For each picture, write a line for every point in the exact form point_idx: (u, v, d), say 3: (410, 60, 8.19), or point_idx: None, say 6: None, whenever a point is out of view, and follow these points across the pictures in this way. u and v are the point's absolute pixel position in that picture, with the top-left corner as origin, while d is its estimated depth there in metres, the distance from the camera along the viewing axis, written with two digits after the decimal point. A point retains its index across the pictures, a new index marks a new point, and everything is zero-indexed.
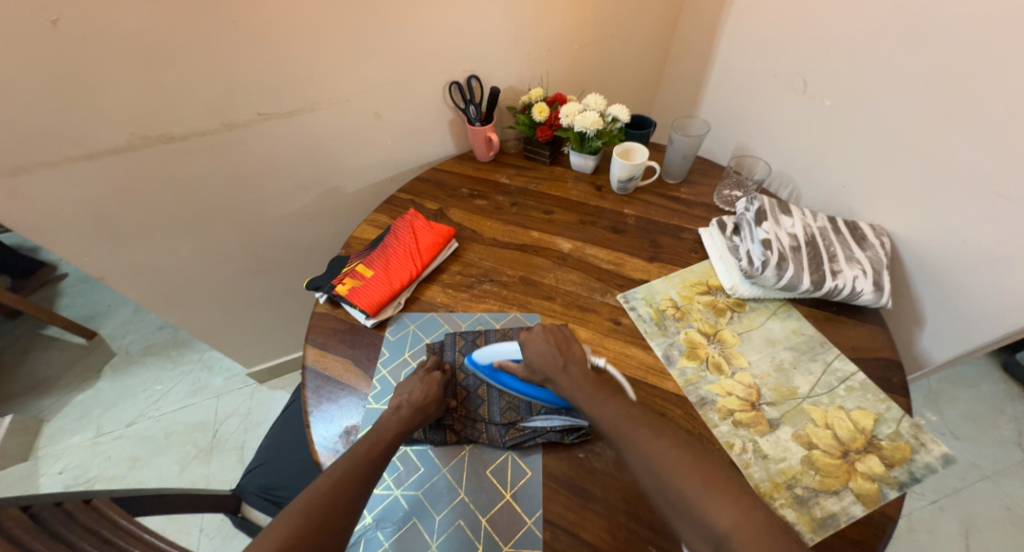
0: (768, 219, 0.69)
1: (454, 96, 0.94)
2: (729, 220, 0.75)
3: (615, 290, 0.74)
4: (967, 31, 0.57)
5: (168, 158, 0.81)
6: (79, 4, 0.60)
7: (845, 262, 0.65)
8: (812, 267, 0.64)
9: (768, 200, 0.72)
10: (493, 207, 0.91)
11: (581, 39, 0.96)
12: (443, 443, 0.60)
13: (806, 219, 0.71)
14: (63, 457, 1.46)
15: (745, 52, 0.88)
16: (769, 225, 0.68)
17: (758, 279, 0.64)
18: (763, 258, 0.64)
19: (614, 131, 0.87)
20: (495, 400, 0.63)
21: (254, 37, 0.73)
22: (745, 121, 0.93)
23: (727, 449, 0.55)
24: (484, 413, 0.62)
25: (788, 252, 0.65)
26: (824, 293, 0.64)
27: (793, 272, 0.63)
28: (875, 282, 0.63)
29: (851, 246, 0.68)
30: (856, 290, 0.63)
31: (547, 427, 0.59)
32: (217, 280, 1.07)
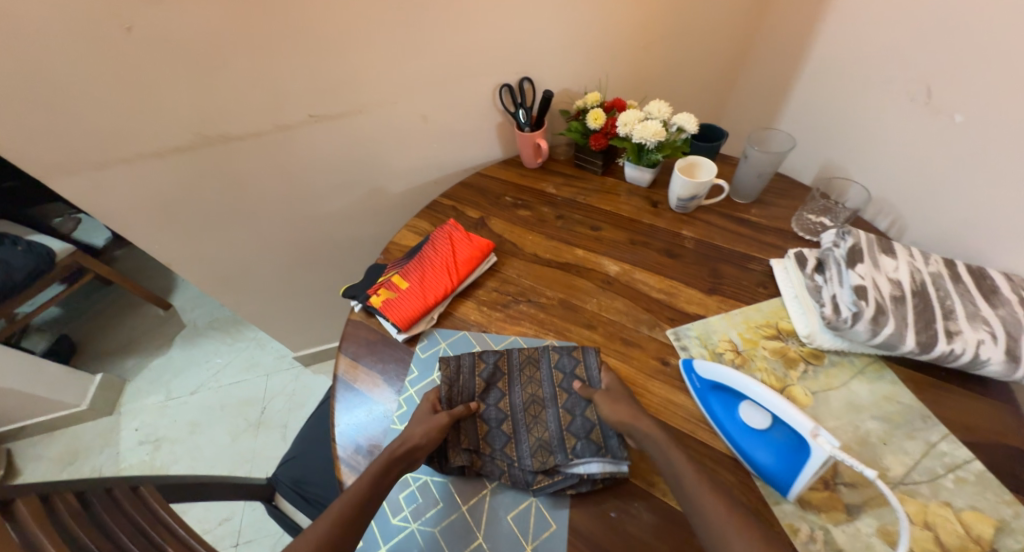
0: (864, 259, 0.57)
1: (505, 99, 0.89)
2: (812, 253, 0.64)
3: (665, 324, 0.66)
4: None
5: (226, 156, 0.82)
6: (147, 9, 0.61)
7: (965, 321, 0.52)
8: (920, 324, 0.52)
9: (866, 236, 0.59)
10: (538, 219, 0.85)
11: (648, 37, 0.87)
12: (462, 474, 0.55)
13: (914, 261, 0.58)
14: (139, 416, 1.59)
15: (848, 52, 0.75)
16: (865, 267, 0.56)
17: (846, 332, 0.53)
18: (854, 308, 0.52)
19: (678, 143, 0.77)
20: (523, 438, 0.56)
21: (310, 39, 0.71)
22: (838, 135, 0.79)
23: (791, 535, 0.46)
24: (510, 452, 0.55)
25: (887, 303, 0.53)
26: (932, 357, 0.51)
27: (893, 328, 0.51)
28: (1009, 351, 0.49)
29: (975, 300, 0.54)
30: (980, 358, 0.50)
31: (583, 474, 0.52)
32: (269, 271, 1.09)
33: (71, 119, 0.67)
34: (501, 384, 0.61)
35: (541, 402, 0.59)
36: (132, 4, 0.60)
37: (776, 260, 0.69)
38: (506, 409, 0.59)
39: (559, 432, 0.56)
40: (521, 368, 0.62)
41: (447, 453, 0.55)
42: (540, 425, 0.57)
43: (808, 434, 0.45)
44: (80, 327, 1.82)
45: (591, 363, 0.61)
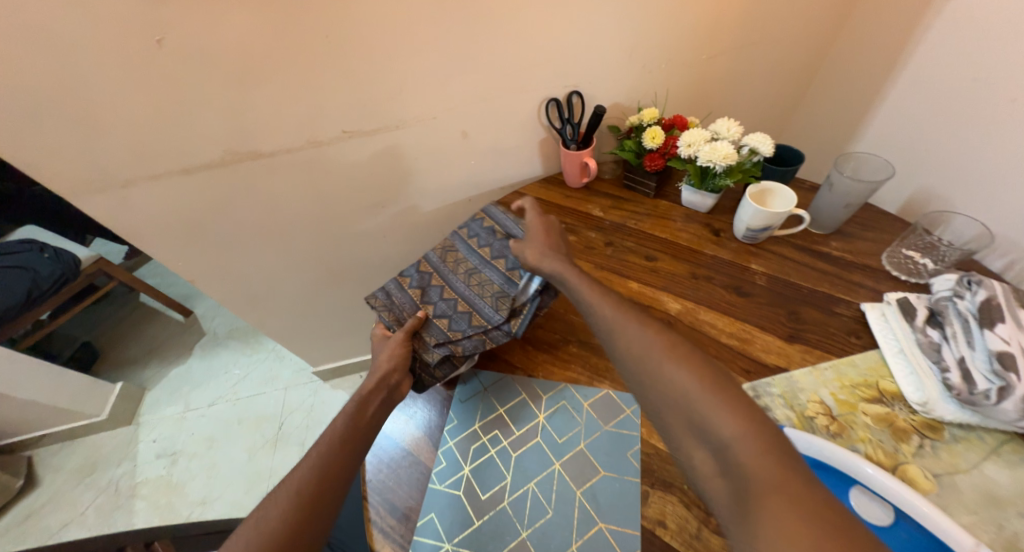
0: (1005, 317, 0.47)
1: (551, 114, 0.82)
2: (919, 303, 0.56)
3: (740, 378, 0.56)
4: None
5: (256, 173, 0.77)
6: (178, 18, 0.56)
7: None
8: None
9: (1002, 287, 0.49)
10: (585, 245, 0.77)
11: (713, 49, 0.79)
12: (451, 365, 0.58)
13: None
14: (156, 428, 1.55)
15: (955, 66, 0.65)
16: (1009, 329, 0.46)
17: (990, 412, 0.46)
18: (1001, 386, 0.45)
19: (748, 166, 0.68)
20: (473, 302, 0.60)
21: (349, 51, 0.66)
22: (938, 161, 0.70)
23: None
24: (477, 321, 0.58)
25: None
26: None
27: None
28: None
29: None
30: None
31: (535, 293, 0.58)
32: (293, 289, 1.03)
33: (97, 136, 0.62)
34: (434, 283, 0.63)
35: (473, 269, 0.64)
36: (166, 13, 0.55)
37: (868, 304, 0.60)
38: (449, 296, 0.62)
39: (504, 277, 0.62)
40: (446, 261, 0.66)
41: (422, 357, 0.58)
42: (483, 284, 0.62)
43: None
44: (103, 333, 1.81)
45: (500, 222, 0.68)
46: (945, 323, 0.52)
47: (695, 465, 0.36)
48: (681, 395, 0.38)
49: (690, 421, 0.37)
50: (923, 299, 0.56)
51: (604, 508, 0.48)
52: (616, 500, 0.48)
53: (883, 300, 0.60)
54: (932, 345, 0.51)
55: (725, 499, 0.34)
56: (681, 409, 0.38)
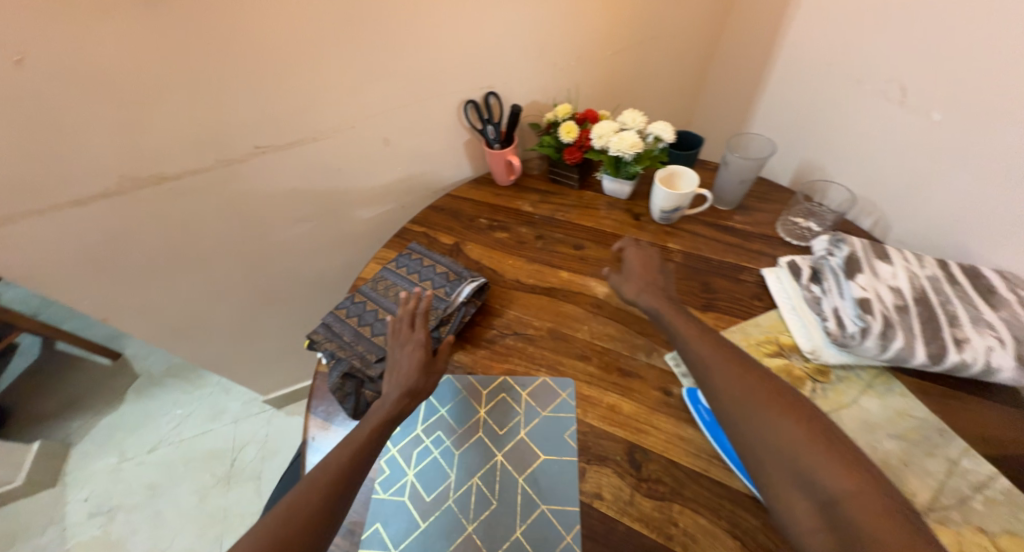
0: (863, 269, 0.56)
1: (471, 116, 0.84)
2: (805, 263, 0.63)
3: (663, 348, 0.62)
4: None
5: (164, 199, 0.73)
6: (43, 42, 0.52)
7: (971, 327, 0.49)
8: (928, 335, 0.50)
9: (861, 244, 0.58)
10: (517, 241, 0.80)
11: (615, 45, 0.84)
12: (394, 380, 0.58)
13: (910, 265, 0.56)
14: (86, 484, 1.43)
15: (815, 52, 0.74)
16: (866, 278, 0.54)
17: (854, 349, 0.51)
18: (861, 324, 0.50)
19: (655, 152, 0.74)
20: None
21: (247, 65, 0.64)
22: (812, 136, 0.78)
23: None
24: None
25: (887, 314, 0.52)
26: (945, 368, 0.49)
27: (903, 341, 0.49)
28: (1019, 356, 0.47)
29: (975, 304, 0.51)
30: (992, 367, 0.47)
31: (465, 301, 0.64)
32: (225, 317, 0.99)
33: None
34: (370, 308, 0.64)
35: (404, 291, 0.66)
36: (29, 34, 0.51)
37: (769, 268, 0.68)
38: (384, 316, 0.63)
39: (431, 292, 0.66)
40: (378, 289, 0.67)
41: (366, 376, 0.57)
42: None
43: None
44: (14, 389, 1.64)
45: (421, 249, 0.73)
46: (823, 279, 0.59)
47: (756, 452, 0.43)
48: (748, 397, 0.46)
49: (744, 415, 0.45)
50: (806, 261, 0.64)
51: (546, 491, 0.50)
52: (555, 482, 0.51)
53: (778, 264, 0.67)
54: (812, 297, 0.58)
55: (779, 478, 0.41)
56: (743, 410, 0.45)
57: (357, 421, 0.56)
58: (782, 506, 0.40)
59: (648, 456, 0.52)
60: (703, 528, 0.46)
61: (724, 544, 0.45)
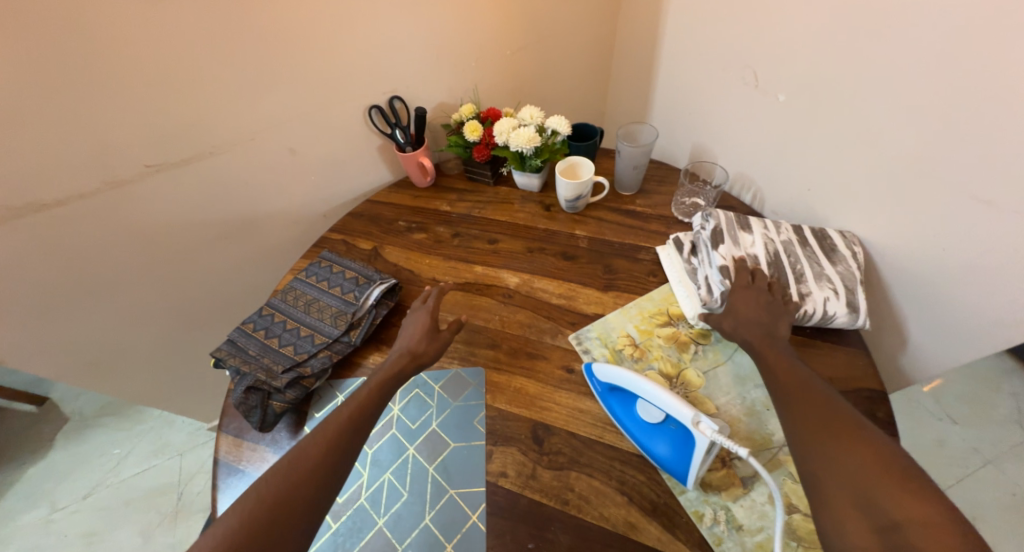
0: (725, 240, 0.63)
1: (379, 121, 0.86)
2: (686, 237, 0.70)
3: (567, 330, 0.66)
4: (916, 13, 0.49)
5: (53, 227, 0.71)
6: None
7: (813, 282, 0.58)
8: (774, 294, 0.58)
9: (725, 217, 0.65)
10: (434, 240, 0.82)
11: (511, 45, 0.89)
12: (304, 388, 0.60)
13: (768, 233, 0.64)
14: (14, 541, 1.35)
15: (684, 44, 0.81)
16: (726, 248, 0.62)
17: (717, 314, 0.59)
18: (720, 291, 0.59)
19: (556, 145, 0.78)
20: (316, 326, 0.65)
21: (126, 81, 0.64)
22: (695, 122, 0.85)
23: (697, 522, 0.48)
24: (320, 339, 0.63)
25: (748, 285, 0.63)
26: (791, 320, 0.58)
27: None
28: (849, 303, 0.57)
29: (819, 261, 0.60)
30: (828, 314, 0.57)
31: (374, 303, 0.67)
32: (147, 346, 0.96)
33: None
34: (278, 320, 0.66)
35: (312, 300, 0.68)
36: None
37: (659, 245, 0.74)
38: (292, 326, 0.65)
39: (340, 298, 0.68)
40: (288, 300, 0.68)
41: (273, 386, 0.59)
42: (323, 308, 0.67)
43: (691, 423, 0.48)
44: None
45: (332, 256, 0.74)
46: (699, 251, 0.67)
47: (812, 478, 0.39)
48: (822, 426, 0.41)
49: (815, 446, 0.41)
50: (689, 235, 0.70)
51: (454, 476, 0.55)
52: (462, 466, 0.56)
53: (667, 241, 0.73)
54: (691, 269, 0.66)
55: (832, 498, 0.37)
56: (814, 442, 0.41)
57: (263, 432, 0.58)
58: (829, 527, 0.36)
59: (551, 432, 0.57)
60: (595, 489, 0.52)
61: (613, 501, 0.51)
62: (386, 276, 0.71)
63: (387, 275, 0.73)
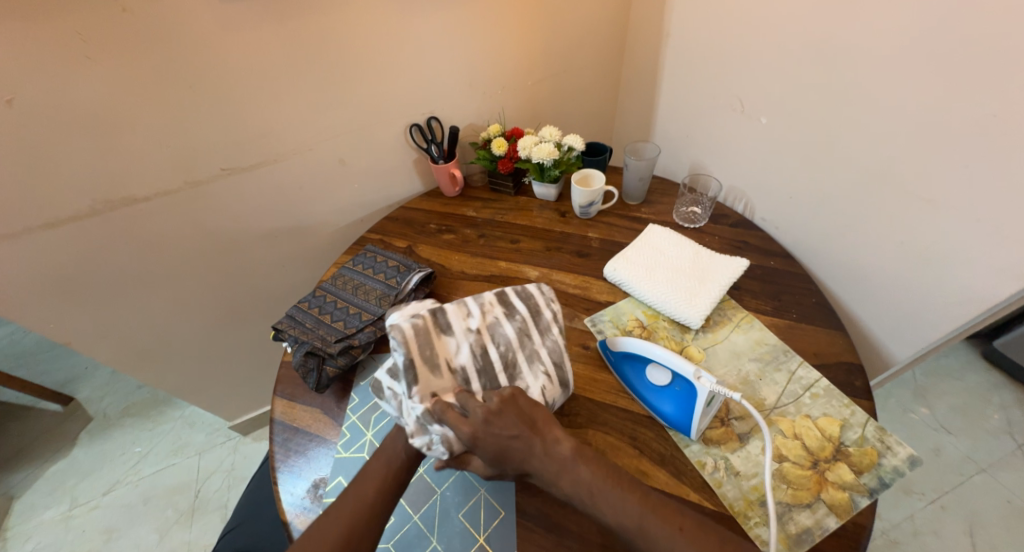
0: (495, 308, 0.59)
1: (416, 137, 0.98)
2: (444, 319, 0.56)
3: (583, 314, 0.75)
4: (867, 50, 0.62)
5: (132, 220, 0.81)
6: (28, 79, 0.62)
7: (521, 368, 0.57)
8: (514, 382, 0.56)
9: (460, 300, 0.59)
10: (462, 240, 0.92)
11: (533, 76, 1.02)
12: (352, 357, 0.69)
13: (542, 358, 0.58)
14: (35, 535, 1.39)
15: (684, 76, 0.94)
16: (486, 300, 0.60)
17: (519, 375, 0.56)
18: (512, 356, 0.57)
19: (571, 159, 0.91)
20: (362, 305, 0.74)
21: (212, 96, 0.76)
22: (695, 142, 0.98)
23: (700, 469, 0.56)
24: (367, 315, 0.72)
25: (444, 399, 0.52)
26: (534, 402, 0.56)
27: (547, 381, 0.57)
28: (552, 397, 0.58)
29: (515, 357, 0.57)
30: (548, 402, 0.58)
31: (413, 288, 0.76)
32: (192, 337, 1.05)
33: None
34: (329, 300, 0.75)
35: (358, 284, 0.77)
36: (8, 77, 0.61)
37: (650, 225, 0.87)
38: (342, 305, 0.74)
39: (383, 282, 0.77)
40: (337, 284, 0.78)
41: (327, 353, 0.67)
42: (368, 290, 0.76)
43: (693, 377, 0.56)
44: None
45: (375, 249, 0.84)
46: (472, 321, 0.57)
47: None
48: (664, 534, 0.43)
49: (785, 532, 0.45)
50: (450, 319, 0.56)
51: None
52: None
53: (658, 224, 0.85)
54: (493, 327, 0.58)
55: None
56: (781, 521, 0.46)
57: (318, 393, 0.67)
58: None
59: (571, 397, 0.65)
60: (610, 443, 0.59)
61: (625, 453, 0.58)
62: (422, 266, 0.81)
63: (423, 266, 0.82)
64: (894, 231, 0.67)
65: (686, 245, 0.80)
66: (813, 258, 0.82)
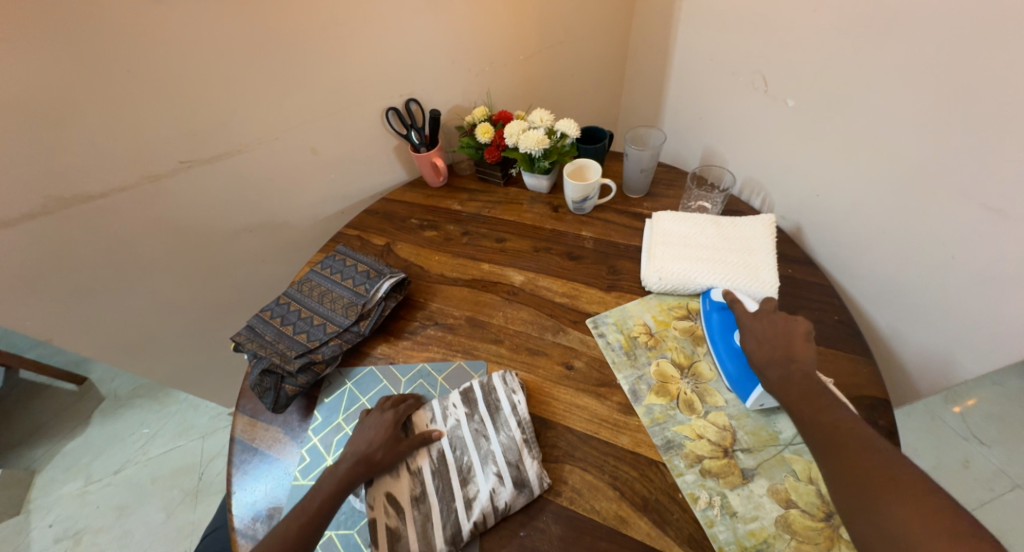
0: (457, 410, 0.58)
1: (396, 122, 0.90)
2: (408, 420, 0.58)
3: (569, 328, 0.67)
4: (924, 17, 0.49)
5: (94, 217, 0.76)
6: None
7: (476, 473, 0.53)
8: (470, 489, 0.52)
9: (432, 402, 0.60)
10: (444, 238, 0.85)
11: (527, 50, 0.91)
12: (312, 377, 0.63)
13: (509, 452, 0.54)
14: (52, 510, 1.44)
15: (698, 49, 0.82)
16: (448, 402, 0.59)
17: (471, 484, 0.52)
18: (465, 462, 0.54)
19: (564, 148, 0.81)
20: (327, 316, 0.68)
21: (164, 81, 0.68)
22: (708, 126, 0.86)
23: (692, 504, 0.50)
24: (331, 328, 0.66)
25: (392, 505, 0.51)
26: (487, 511, 0.50)
27: (507, 487, 0.52)
28: (512, 493, 0.51)
29: (474, 460, 0.54)
30: (503, 505, 0.51)
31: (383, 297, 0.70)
32: (176, 332, 1.01)
33: None
34: (292, 310, 0.69)
35: (324, 291, 0.71)
36: None
37: (654, 214, 0.78)
38: (306, 316, 0.68)
39: (352, 290, 0.71)
40: (303, 291, 0.72)
41: (284, 373, 0.62)
42: (335, 299, 0.70)
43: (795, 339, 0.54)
44: None
45: (346, 250, 0.77)
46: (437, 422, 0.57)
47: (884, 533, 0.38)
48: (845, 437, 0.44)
49: (853, 488, 0.41)
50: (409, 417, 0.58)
51: None
52: None
53: (663, 212, 0.76)
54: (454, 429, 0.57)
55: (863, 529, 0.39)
56: (851, 461, 0.42)
57: (276, 413, 0.61)
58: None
59: (548, 426, 0.58)
60: (589, 482, 0.53)
61: (604, 495, 0.52)
62: (396, 270, 0.74)
63: (397, 269, 0.75)
64: (940, 241, 0.57)
65: (703, 221, 0.73)
66: (837, 263, 0.72)
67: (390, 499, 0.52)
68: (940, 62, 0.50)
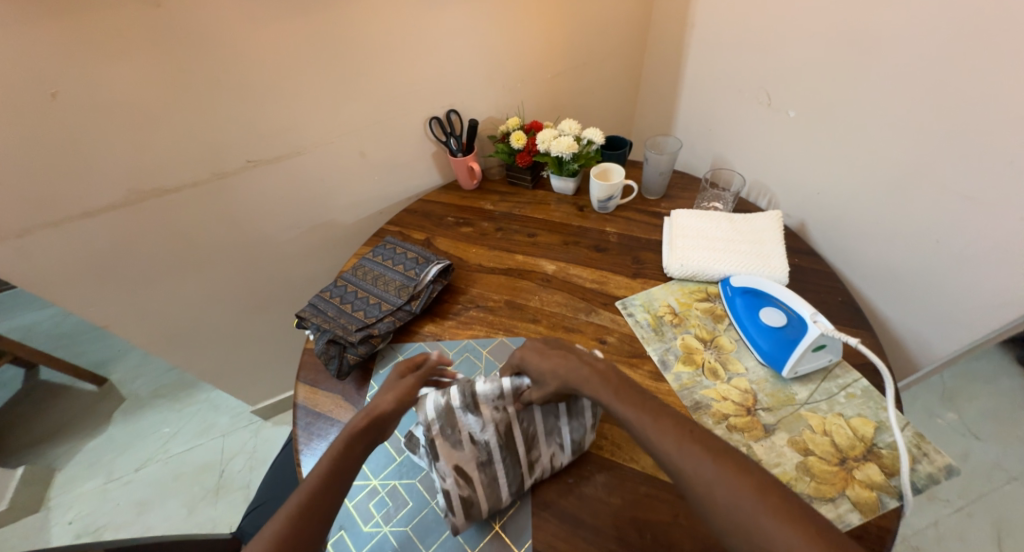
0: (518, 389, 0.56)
1: (436, 130, 0.99)
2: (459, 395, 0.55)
3: (600, 309, 0.75)
4: (905, 41, 0.59)
5: (166, 210, 0.84)
6: (67, 72, 0.64)
7: (539, 444, 0.56)
8: (533, 458, 0.56)
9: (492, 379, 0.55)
10: (480, 233, 0.93)
11: (554, 69, 1.02)
12: (372, 348, 0.70)
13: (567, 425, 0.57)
14: (72, 507, 1.45)
15: (708, 69, 0.93)
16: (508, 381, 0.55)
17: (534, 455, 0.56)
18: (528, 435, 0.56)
19: (591, 153, 0.90)
20: (382, 296, 0.75)
21: (242, 89, 0.77)
22: (718, 136, 0.96)
23: None
24: (387, 306, 0.73)
25: (462, 476, 0.53)
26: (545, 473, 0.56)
27: (563, 453, 0.57)
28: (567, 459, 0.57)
29: (538, 435, 0.56)
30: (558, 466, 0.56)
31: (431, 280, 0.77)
32: (221, 323, 1.07)
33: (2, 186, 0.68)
34: (350, 290, 0.76)
35: (378, 275, 0.78)
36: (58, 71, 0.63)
37: (672, 212, 0.87)
38: (362, 296, 0.75)
39: (403, 274, 0.78)
40: (358, 275, 0.79)
41: (347, 343, 0.69)
42: (388, 281, 0.77)
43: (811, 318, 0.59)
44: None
45: (394, 241, 0.85)
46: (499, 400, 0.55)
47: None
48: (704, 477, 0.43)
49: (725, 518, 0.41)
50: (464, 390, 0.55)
51: None
52: None
53: (680, 210, 0.85)
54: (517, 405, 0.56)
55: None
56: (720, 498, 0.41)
57: (340, 379, 0.68)
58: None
59: None
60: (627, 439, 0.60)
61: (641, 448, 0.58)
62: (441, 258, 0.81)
63: (441, 258, 0.83)
64: (929, 228, 0.65)
65: (719, 218, 0.82)
66: (838, 254, 0.80)
67: (459, 470, 0.53)
68: (919, 78, 0.60)
